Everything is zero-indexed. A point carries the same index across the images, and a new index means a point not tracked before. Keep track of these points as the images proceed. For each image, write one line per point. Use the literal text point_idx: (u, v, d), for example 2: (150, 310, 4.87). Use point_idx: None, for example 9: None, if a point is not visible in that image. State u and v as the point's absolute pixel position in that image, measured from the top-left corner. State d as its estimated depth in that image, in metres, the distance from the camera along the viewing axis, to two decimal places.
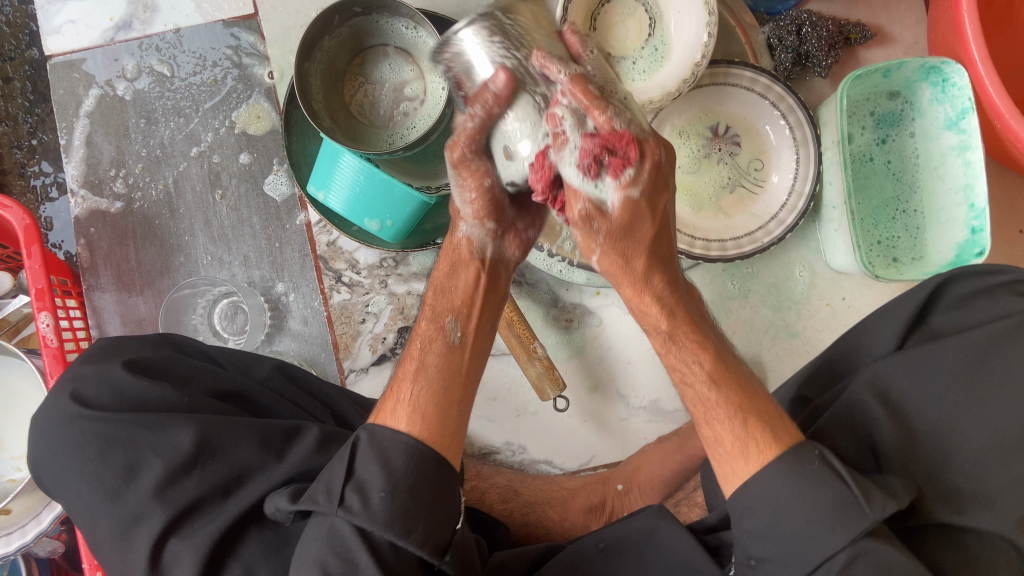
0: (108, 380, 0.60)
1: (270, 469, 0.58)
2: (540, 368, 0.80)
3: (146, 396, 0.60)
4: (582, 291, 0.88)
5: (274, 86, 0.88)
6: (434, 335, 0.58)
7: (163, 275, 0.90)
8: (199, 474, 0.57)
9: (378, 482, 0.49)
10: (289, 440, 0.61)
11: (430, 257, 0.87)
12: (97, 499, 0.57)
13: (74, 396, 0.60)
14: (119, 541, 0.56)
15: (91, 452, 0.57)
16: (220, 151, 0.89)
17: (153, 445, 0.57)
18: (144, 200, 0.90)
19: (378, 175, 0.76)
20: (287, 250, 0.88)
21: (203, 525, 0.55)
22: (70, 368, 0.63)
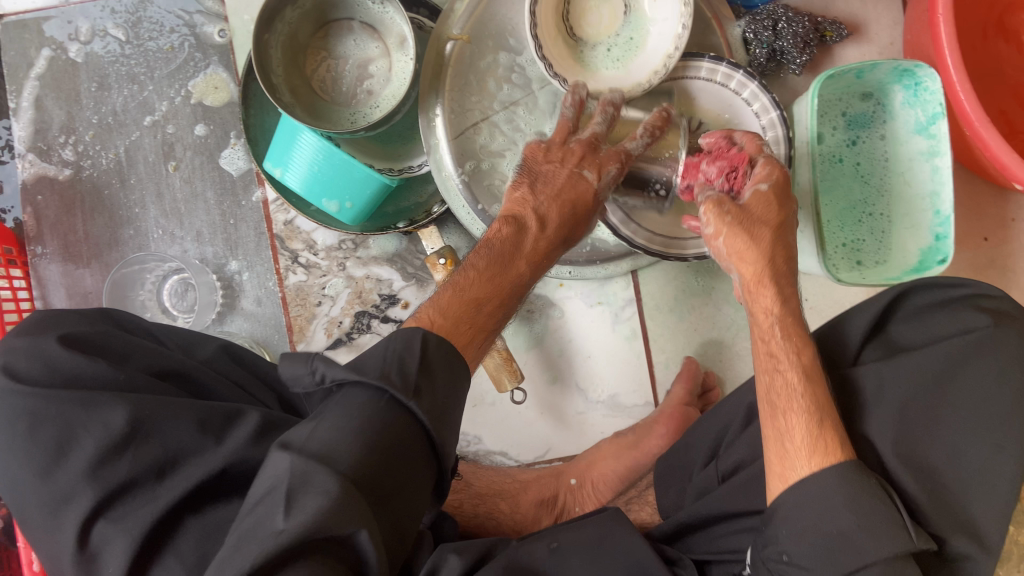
0: (43, 353, 0.57)
1: (207, 454, 0.56)
2: (498, 359, 0.78)
3: (82, 370, 0.57)
4: (545, 282, 0.88)
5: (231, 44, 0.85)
6: (484, 265, 0.62)
7: (111, 247, 0.87)
8: (132, 453, 0.54)
9: (434, 387, 0.51)
10: (230, 423, 0.58)
11: (391, 241, 0.86)
12: (27, 477, 0.54)
13: (7, 369, 0.57)
14: (45, 522, 0.53)
15: (21, 428, 0.55)
16: (175, 121, 0.86)
17: (85, 423, 0.54)
18: (94, 168, 0.86)
19: (337, 155, 0.73)
20: (242, 227, 0.86)
21: (132, 508, 0.52)
22: (6, 339, 0.60)
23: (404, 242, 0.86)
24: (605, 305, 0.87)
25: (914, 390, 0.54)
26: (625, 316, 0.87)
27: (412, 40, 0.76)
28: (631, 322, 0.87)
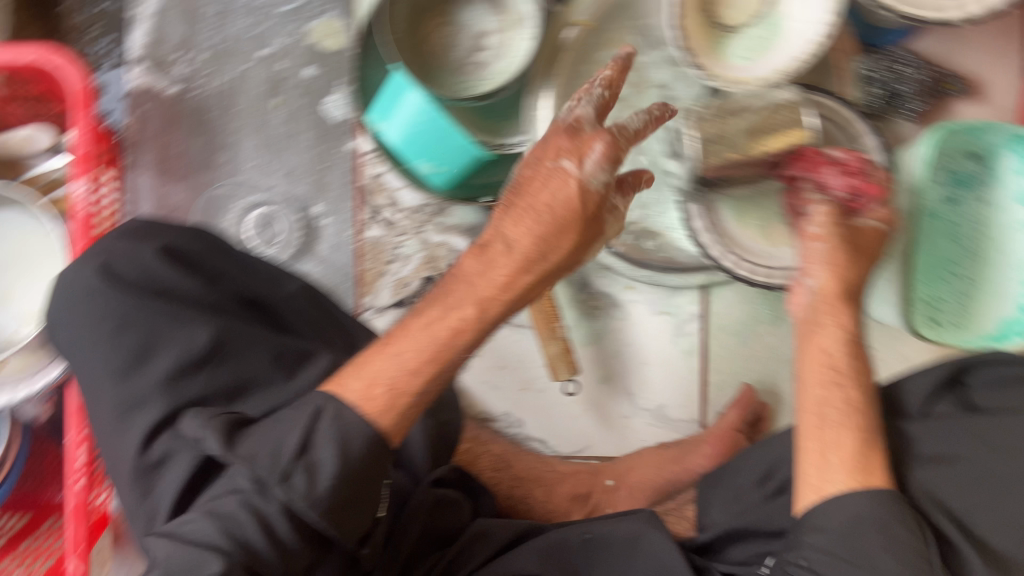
0: (140, 258, 0.58)
1: (275, 388, 0.57)
2: (559, 348, 0.79)
3: (174, 284, 0.58)
4: (614, 282, 0.87)
5: None
6: (455, 321, 0.53)
7: (203, 170, 0.88)
8: (209, 373, 0.55)
9: (328, 467, 0.47)
10: (302, 361, 0.60)
11: (472, 215, 0.87)
12: (102, 377, 0.55)
13: (103, 266, 0.57)
14: (113, 423, 0.54)
15: (108, 327, 0.55)
16: (287, 59, 0.87)
17: (170, 336, 0.55)
18: (201, 90, 0.88)
19: (440, 121, 0.75)
20: (332, 173, 0.87)
21: (194, 429, 0.53)
22: (104, 236, 0.61)
23: (483, 216, 0.87)
24: (670, 315, 0.87)
25: (968, 451, 0.55)
26: (687, 330, 0.87)
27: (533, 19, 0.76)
28: (692, 337, 0.87)
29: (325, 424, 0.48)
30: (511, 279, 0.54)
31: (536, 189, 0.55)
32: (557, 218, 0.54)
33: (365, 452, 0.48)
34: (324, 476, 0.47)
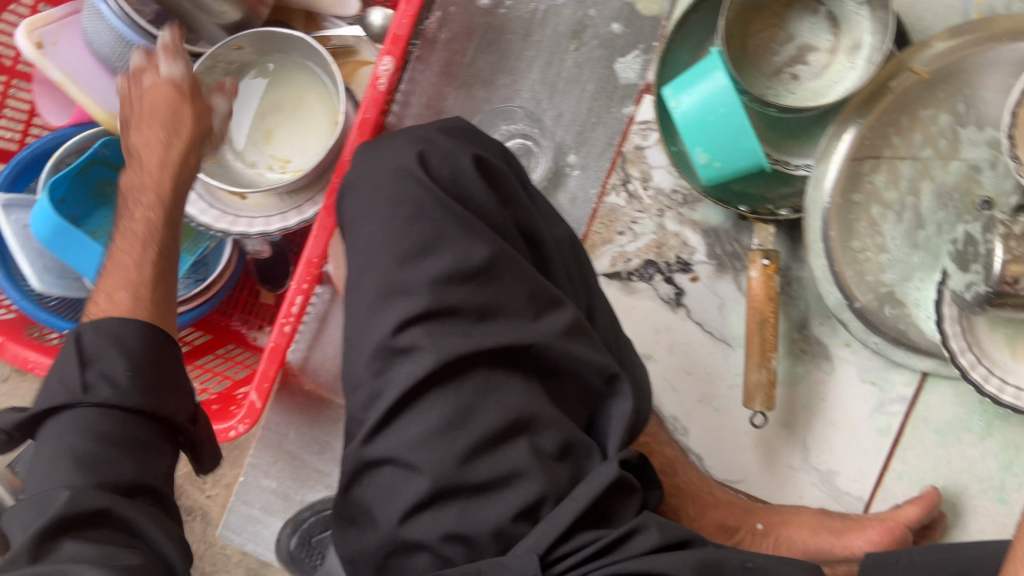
0: (454, 158, 0.60)
1: (521, 322, 0.58)
2: (763, 378, 0.77)
3: (474, 194, 0.60)
4: (834, 334, 0.84)
5: None
6: (141, 227, 0.67)
7: (483, 86, 0.89)
8: (474, 287, 0.57)
9: (120, 365, 0.57)
10: (551, 309, 0.59)
11: (717, 216, 0.85)
12: (384, 253, 0.58)
13: (421, 153, 0.60)
14: (376, 297, 0.58)
15: (403, 213, 0.58)
16: (600, 8, 0.87)
17: (453, 240, 0.57)
18: (510, 11, 0.88)
19: (739, 116, 0.74)
20: (599, 130, 0.87)
21: (446, 332, 0.56)
22: (430, 124, 0.63)
23: (729, 221, 0.85)
24: (876, 388, 0.83)
25: None
26: (889, 410, 0.83)
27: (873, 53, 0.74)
28: (892, 417, 0.83)
29: (87, 339, 0.58)
30: (181, 153, 0.70)
31: (133, 131, 0.70)
32: (175, 160, 0.69)
33: (143, 346, 0.59)
34: (119, 374, 0.57)
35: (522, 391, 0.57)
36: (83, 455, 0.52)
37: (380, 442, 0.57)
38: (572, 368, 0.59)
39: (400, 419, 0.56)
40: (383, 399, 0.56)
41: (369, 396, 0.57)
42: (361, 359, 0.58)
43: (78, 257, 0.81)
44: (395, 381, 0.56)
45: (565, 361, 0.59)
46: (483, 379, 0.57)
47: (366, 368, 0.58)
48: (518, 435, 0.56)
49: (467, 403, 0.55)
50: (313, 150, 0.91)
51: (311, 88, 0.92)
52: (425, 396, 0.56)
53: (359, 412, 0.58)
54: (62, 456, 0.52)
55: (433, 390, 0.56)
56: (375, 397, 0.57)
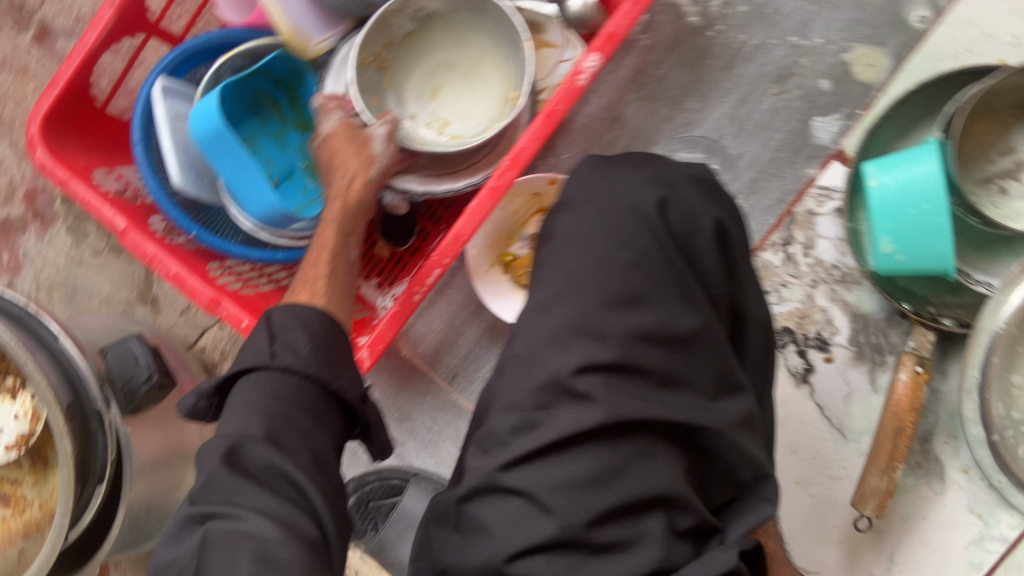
0: (693, 214, 0.57)
1: (698, 401, 0.54)
2: (882, 486, 0.74)
3: (699, 256, 0.56)
4: (955, 456, 0.81)
5: (923, 42, 0.80)
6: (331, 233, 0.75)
7: (669, 103, 0.85)
8: (666, 353, 0.54)
9: (302, 339, 0.63)
10: (730, 394, 0.56)
11: (871, 303, 0.82)
12: (587, 288, 0.54)
13: (662, 200, 0.56)
14: (563, 330, 0.54)
15: (621, 257, 0.54)
16: (813, 59, 0.82)
17: (665, 303, 0.54)
18: (719, 36, 0.84)
19: (943, 215, 0.71)
20: (775, 182, 0.84)
21: (624, 392, 0.52)
22: (677, 170, 0.59)
23: (881, 311, 0.82)
24: (981, 522, 0.80)
25: None
26: (987, 546, 0.80)
27: None
28: (989, 555, 0.80)
29: (281, 318, 0.65)
30: (361, 188, 0.76)
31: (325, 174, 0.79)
32: (353, 195, 0.76)
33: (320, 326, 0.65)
34: (303, 349, 0.63)
35: (676, 467, 0.54)
36: (266, 414, 0.58)
37: (518, 472, 0.52)
38: (728, 458, 0.56)
39: (546, 457, 0.52)
40: (538, 432, 0.52)
41: (523, 422, 0.53)
42: (527, 385, 0.54)
43: (227, 160, 0.79)
44: (557, 421, 0.52)
45: (727, 451, 0.55)
46: (641, 445, 0.53)
47: (531, 395, 0.54)
48: (656, 507, 0.53)
49: (619, 462, 0.52)
50: (476, 118, 0.88)
51: (489, 56, 0.88)
52: (584, 443, 0.52)
53: (505, 435, 0.54)
54: (252, 411, 0.58)
55: (592, 440, 0.52)
56: (531, 426, 0.53)
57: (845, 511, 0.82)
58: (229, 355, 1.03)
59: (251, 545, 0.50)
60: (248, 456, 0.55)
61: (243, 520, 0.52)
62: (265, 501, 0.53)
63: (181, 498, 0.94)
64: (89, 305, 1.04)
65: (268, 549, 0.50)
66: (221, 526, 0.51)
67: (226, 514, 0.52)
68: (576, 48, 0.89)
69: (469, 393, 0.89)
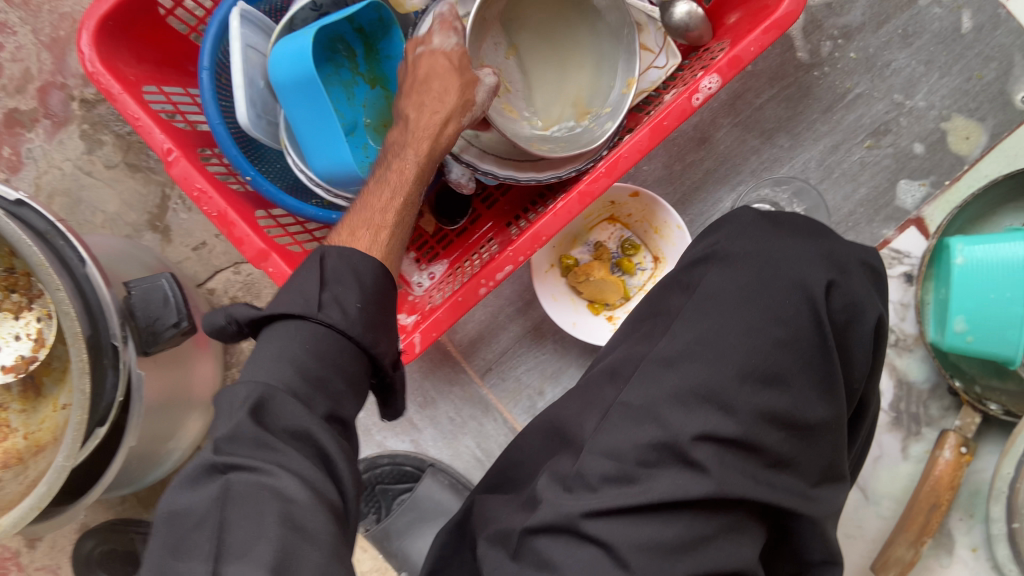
0: (855, 302, 0.56)
1: (801, 487, 0.54)
2: (908, 556, 0.75)
3: (850, 349, 0.56)
4: (966, 534, 0.83)
5: (1019, 129, 0.81)
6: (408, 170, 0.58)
7: (761, 135, 0.83)
8: (785, 437, 0.53)
9: (352, 295, 0.51)
10: (827, 483, 0.56)
11: (918, 371, 0.83)
12: (727, 355, 0.53)
13: (829, 283, 0.55)
14: (688, 392, 0.52)
15: (772, 331, 0.54)
16: (911, 121, 0.82)
17: (803, 387, 0.53)
18: (825, 78, 0.82)
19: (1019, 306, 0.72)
20: (850, 235, 0.83)
21: (737, 469, 0.51)
22: (851, 253, 0.59)
23: (927, 381, 0.83)
24: None
25: None
26: None
27: None
28: None
29: (330, 262, 0.51)
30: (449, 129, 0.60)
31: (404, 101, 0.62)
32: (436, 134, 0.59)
33: (375, 283, 0.52)
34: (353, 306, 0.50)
35: (758, 547, 0.53)
36: (302, 370, 0.47)
37: (603, 522, 0.50)
38: (805, 541, 0.56)
39: (638, 513, 0.50)
40: (637, 488, 0.50)
41: (619, 474, 0.51)
42: (635, 438, 0.52)
43: (308, 107, 0.73)
44: (658, 484, 0.50)
45: (809, 536, 0.55)
46: (731, 520, 0.52)
47: (636, 449, 0.52)
48: None
49: (709, 533, 0.50)
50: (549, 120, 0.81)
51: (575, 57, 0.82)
52: (679, 509, 0.50)
53: (594, 481, 0.51)
54: (284, 359, 0.47)
55: (694, 509, 0.50)
56: (629, 480, 0.51)
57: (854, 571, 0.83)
58: (241, 303, 0.97)
59: (279, 509, 0.40)
60: (277, 410, 0.45)
61: (272, 475, 0.42)
62: (296, 460, 0.43)
63: (171, 447, 0.87)
64: (91, 223, 0.94)
65: (294, 515, 0.41)
66: (245, 479, 0.41)
67: (253, 467, 0.42)
68: (671, 57, 0.84)
69: (499, 391, 0.85)
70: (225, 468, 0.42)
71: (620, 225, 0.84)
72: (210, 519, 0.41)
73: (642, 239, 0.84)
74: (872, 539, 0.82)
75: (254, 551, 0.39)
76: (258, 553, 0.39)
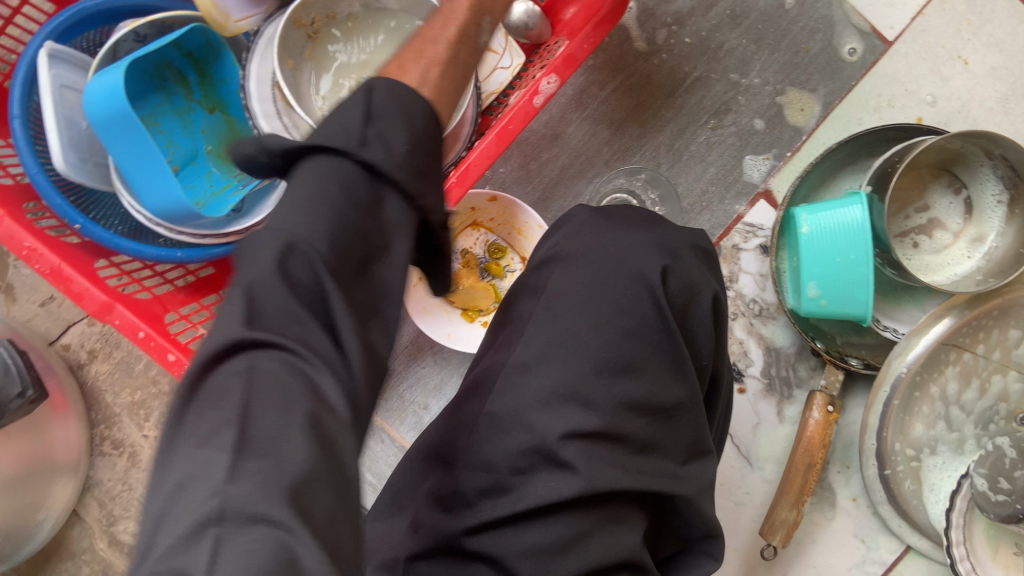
0: (692, 284, 0.57)
1: (672, 467, 0.55)
2: (791, 518, 0.78)
3: (693, 329, 0.57)
4: (845, 485, 0.87)
5: (846, 96, 0.85)
6: None
7: (608, 126, 0.85)
8: (649, 421, 0.54)
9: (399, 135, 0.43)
10: (697, 458, 0.57)
11: (783, 337, 0.86)
12: (580, 352, 0.53)
13: (665, 268, 0.56)
14: (549, 393, 0.53)
15: (623, 325, 0.54)
16: (749, 98, 0.85)
17: (658, 370, 0.54)
18: (663, 65, 0.85)
19: (863, 266, 0.75)
20: (704, 216, 0.85)
21: (605, 461, 0.52)
22: (680, 238, 0.59)
23: (794, 344, 0.86)
24: (863, 545, 0.87)
25: None
26: (866, 568, 0.87)
27: (999, 256, 0.78)
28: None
29: (377, 94, 0.45)
30: None
31: None
32: None
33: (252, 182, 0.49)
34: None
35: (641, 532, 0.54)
36: (338, 222, 0.40)
37: (485, 535, 0.52)
38: (685, 519, 0.57)
39: (516, 519, 0.51)
40: (512, 496, 0.52)
41: (494, 485, 0.53)
42: (505, 447, 0.53)
43: (128, 144, 0.68)
44: (534, 489, 0.51)
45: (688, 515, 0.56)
46: (609, 511, 0.52)
47: (508, 456, 0.53)
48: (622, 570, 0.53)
49: (587, 527, 0.51)
50: None
51: None
52: (557, 510, 0.51)
53: (471, 495, 0.53)
54: (318, 207, 0.39)
55: (572, 507, 0.51)
56: (503, 490, 0.52)
57: (746, 537, 0.86)
58: (99, 355, 0.90)
59: (307, 407, 0.34)
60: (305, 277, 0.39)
61: (304, 358, 0.36)
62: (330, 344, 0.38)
63: (43, 517, 0.82)
64: None
65: (323, 420, 0.35)
66: (272, 357, 0.35)
67: (283, 345, 0.36)
68: (515, 57, 0.85)
69: (383, 412, 0.84)
70: (251, 344, 0.35)
71: (484, 229, 0.85)
72: (230, 398, 0.34)
73: (507, 241, 0.85)
74: (760, 503, 0.85)
75: (282, 452, 0.33)
76: (284, 456, 0.33)
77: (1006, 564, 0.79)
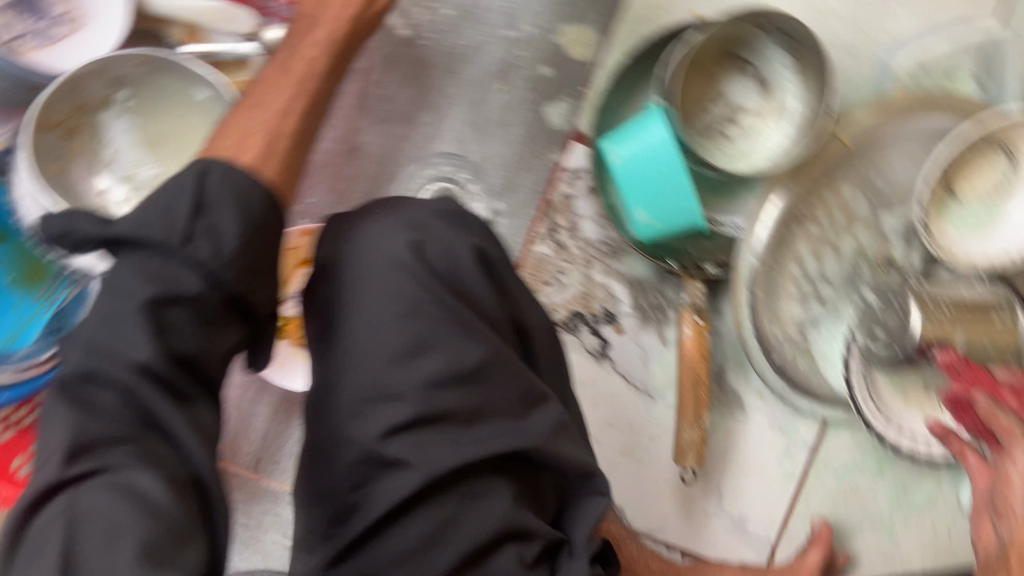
0: (451, 248, 0.56)
1: (510, 423, 0.53)
2: (696, 437, 0.79)
3: (471, 288, 0.56)
4: (748, 383, 0.87)
5: (618, 16, 0.84)
6: None
7: (400, 121, 0.83)
8: (464, 390, 0.52)
9: (225, 226, 0.50)
10: (536, 405, 0.55)
11: (641, 266, 0.85)
12: (365, 354, 0.52)
13: (416, 243, 0.55)
14: (353, 403, 0.52)
15: (397, 309, 0.53)
16: (527, 47, 0.84)
17: (450, 339, 0.53)
18: (433, 45, 0.83)
19: (680, 178, 0.74)
20: (526, 177, 0.84)
21: (434, 444, 0.51)
22: (426, 207, 0.58)
23: (654, 271, 0.86)
24: (784, 435, 0.88)
25: None
26: (794, 455, 0.87)
27: (806, 118, 0.78)
28: (797, 462, 0.87)
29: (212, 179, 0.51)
30: None
31: None
32: None
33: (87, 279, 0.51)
34: (227, 237, 0.50)
35: (509, 497, 0.53)
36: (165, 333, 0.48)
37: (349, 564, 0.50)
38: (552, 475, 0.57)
39: (377, 534, 0.50)
40: (360, 515, 0.50)
41: (344, 510, 0.51)
42: (337, 470, 0.52)
43: None
44: (377, 498, 0.50)
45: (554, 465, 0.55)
46: (465, 489, 0.52)
47: (347, 474, 0.51)
48: (503, 542, 0.53)
49: (447, 516, 0.51)
50: None
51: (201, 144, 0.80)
52: (410, 511, 0.51)
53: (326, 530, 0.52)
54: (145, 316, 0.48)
55: (423, 503, 0.51)
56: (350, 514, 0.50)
57: (671, 467, 0.86)
58: None
59: None
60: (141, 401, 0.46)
61: None
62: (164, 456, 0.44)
63: None
64: None
65: None
66: None
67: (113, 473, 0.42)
68: None
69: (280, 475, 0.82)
70: None
71: None
72: None
73: None
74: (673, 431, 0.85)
75: None
76: None
77: (919, 404, 0.81)
